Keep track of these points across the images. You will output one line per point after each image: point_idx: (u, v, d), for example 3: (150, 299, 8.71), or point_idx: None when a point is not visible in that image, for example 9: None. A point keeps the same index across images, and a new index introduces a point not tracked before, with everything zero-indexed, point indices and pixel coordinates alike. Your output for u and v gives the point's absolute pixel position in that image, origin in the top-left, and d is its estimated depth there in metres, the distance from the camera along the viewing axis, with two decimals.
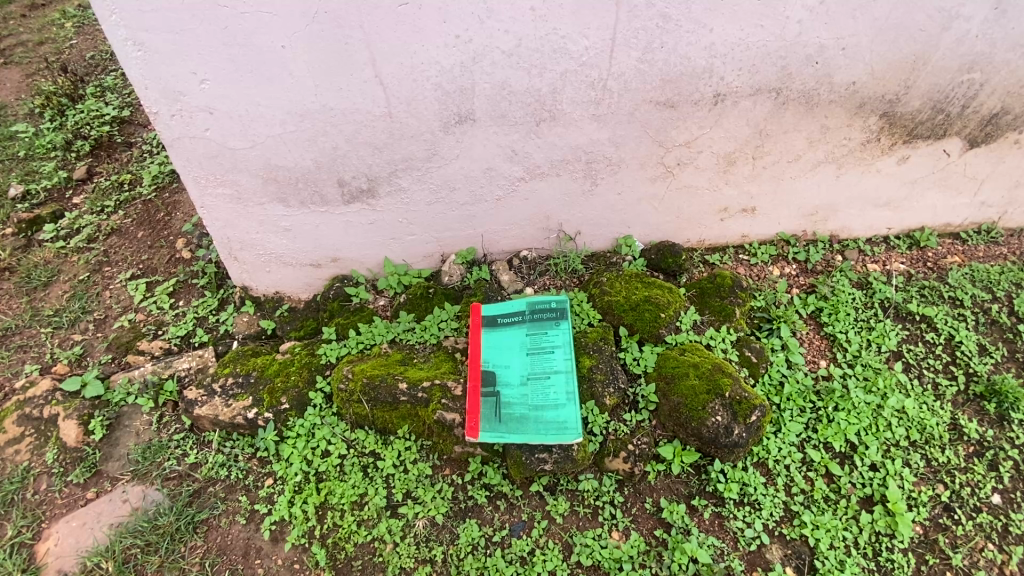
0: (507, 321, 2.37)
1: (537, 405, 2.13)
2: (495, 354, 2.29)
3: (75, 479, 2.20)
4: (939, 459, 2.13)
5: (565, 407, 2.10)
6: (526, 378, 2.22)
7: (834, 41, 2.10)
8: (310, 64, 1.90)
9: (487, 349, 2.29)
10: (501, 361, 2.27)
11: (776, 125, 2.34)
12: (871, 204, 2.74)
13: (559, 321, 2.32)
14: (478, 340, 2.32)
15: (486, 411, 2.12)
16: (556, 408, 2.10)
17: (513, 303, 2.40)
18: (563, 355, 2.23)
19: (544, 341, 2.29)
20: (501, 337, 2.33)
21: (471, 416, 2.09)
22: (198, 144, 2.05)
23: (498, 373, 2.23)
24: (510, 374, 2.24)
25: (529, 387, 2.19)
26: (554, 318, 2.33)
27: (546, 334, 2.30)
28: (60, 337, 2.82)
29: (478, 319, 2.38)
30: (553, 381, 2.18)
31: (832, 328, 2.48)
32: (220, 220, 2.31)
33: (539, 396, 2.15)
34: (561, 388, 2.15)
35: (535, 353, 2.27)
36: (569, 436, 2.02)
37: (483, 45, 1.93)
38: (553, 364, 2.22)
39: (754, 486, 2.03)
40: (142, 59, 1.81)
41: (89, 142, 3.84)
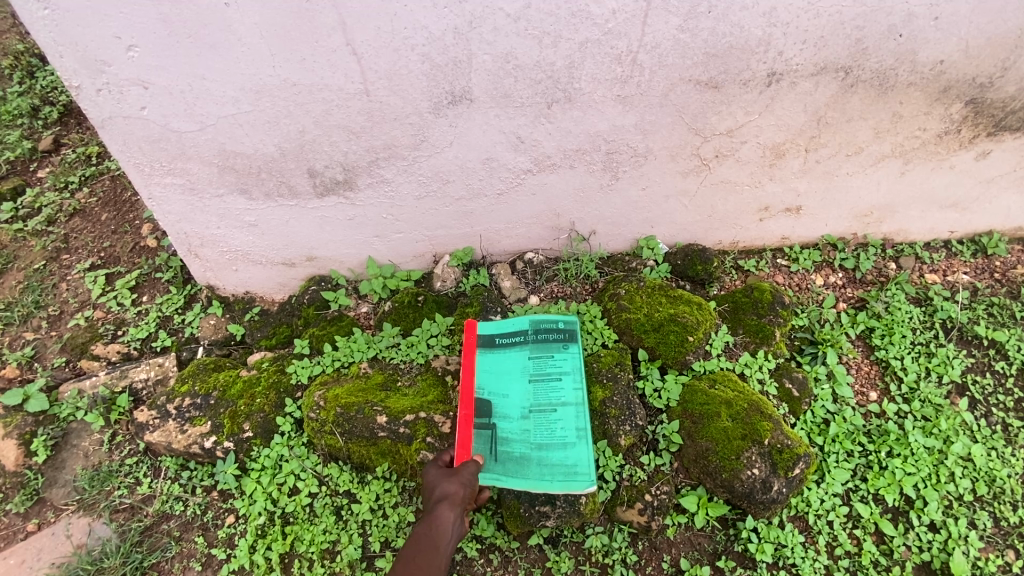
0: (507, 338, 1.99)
1: (541, 443, 1.79)
2: (490, 381, 1.92)
3: (14, 509, 1.96)
4: (1010, 520, 1.80)
5: (574, 447, 1.77)
6: (523, 412, 1.86)
7: (927, 8, 1.67)
8: (262, 27, 1.51)
9: (481, 373, 1.92)
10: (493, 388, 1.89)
11: (839, 112, 1.93)
12: (935, 204, 2.34)
13: (566, 343, 1.96)
14: (473, 361, 1.92)
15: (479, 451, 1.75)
16: (563, 448, 1.78)
17: (515, 320, 2.02)
18: (569, 384, 1.88)
19: (549, 367, 1.92)
20: (500, 358, 1.96)
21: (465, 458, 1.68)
22: (135, 125, 1.68)
23: (494, 403, 1.87)
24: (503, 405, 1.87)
25: (527, 423, 1.84)
26: (560, 339, 1.97)
27: (553, 359, 1.94)
28: (10, 336, 2.54)
29: (474, 337, 1.98)
30: (557, 416, 1.83)
31: (886, 353, 2.13)
32: (173, 213, 1.97)
33: (543, 433, 1.81)
34: (569, 424, 1.82)
35: (539, 380, 1.91)
36: (583, 484, 1.70)
37: (482, 6, 1.53)
38: (559, 395, 1.88)
39: (792, 548, 1.73)
40: (51, 19, 1.44)
41: (57, 108, 3.49)
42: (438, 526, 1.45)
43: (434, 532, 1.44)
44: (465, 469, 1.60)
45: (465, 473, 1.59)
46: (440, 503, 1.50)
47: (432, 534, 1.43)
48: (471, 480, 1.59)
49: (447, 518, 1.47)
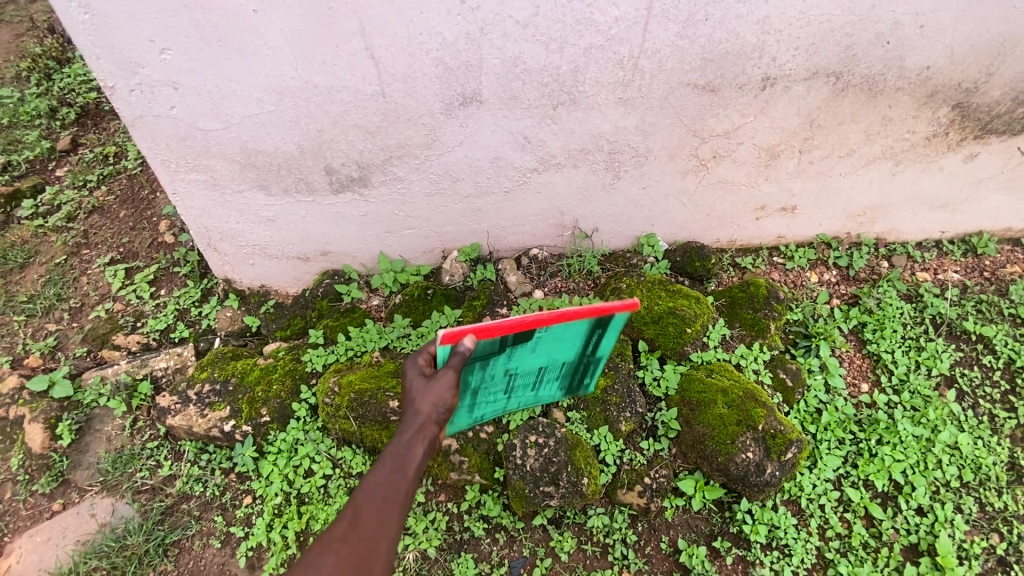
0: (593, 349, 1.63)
1: (477, 396, 1.58)
2: (552, 339, 1.51)
3: (40, 490, 2.05)
4: (995, 505, 1.88)
5: (468, 414, 1.65)
6: (508, 368, 1.54)
7: (912, 17, 1.77)
8: (287, 32, 1.61)
9: (564, 330, 1.47)
10: (548, 346, 1.52)
11: (831, 114, 2.02)
12: (926, 205, 2.43)
13: (565, 382, 1.76)
14: (581, 325, 1.47)
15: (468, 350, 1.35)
16: (469, 411, 1.63)
17: (609, 344, 1.64)
18: (528, 395, 1.74)
19: (544, 381, 1.71)
20: (575, 343, 1.58)
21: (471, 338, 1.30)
22: (164, 124, 1.78)
23: (529, 344, 1.46)
24: (529, 356, 1.53)
25: (497, 376, 1.55)
26: (572, 379, 1.77)
27: (551, 381, 1.72)
28: (33, 327, 2.63)
29: (608, 313, 1.47)
30: (501, 394, 1.65)
31: (877, 347, 2.21)
32: (195, 208, 2.07)
33: (486, 394, 1.61)
34: (491, 407, 1.69)
35: (540, 374, 1.65)
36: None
37: (493, 14, 1.63)
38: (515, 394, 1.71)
39: (784, 529, 1.81)
40: (90, 23, 1.54)
41: (75, 109, 3.60)
42: (407, 451, 1.21)
43: (402, 459, 1.20)
44: (445, 384, 1.30)
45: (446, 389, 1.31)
46: (411, 426, 1.26)
47: (400, 459, 1.20)
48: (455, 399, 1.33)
49: (419, 444, 1.23)
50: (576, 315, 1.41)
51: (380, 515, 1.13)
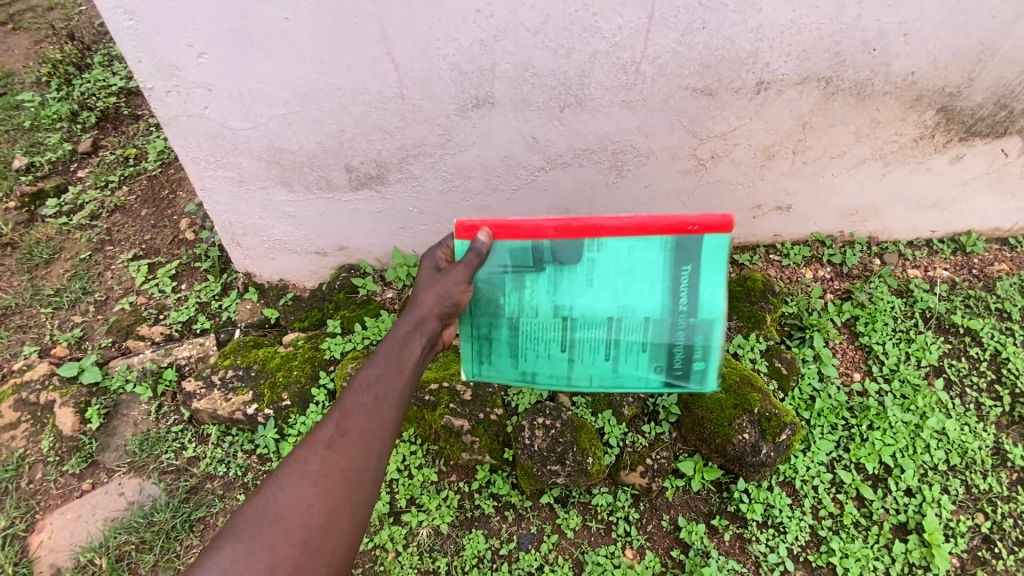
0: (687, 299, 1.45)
1: (523, 333, 1.51)
2: (615, 263, 1.45)
3: (70, 470, 2.15)
4: (980, 487, 1.98)
5: (515, 363, 1.53)
6: (560, 304, 1.48)
7: (896, 25, 1.89)
8: (316, 38, 1.74)
9: (626, 251, 1.43)
10: (609, 274, 1.46)
11: (823, 117, 2.14)
12: (915, 205, 2.52)
13: (660, 361, 1.48)
14: (647, 243, 1.42)
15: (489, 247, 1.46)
16: (517, 356, 1.53)
17: (706, 292, 1.43)
18: (604, 367, 1.50)
19: (624, 346, 1.49)
20: (654, 279, 1.45)
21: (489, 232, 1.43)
22: (196, 123, 1.91)
23: (577, 263, 1.45)
24: (587, 286, 1.46)
25: (544, 310, 1.49)
26: (669, 360, 1.48)
27: (636, 348, 1.48)
28: (60, 319, 2.74)
29: (685, 230, 1.39)
30: (560, 349, 1.51)
31: (869, 338, 2.32)
32: (221, 204, 2.19)
33: (537, 337, 1.50)
34: (550, 369, 1.52)
35: (612, 327, 1.48)
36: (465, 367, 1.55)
37: (506, 22, 1.76)
38: (587, 358, 1.50)
39: (780, 508, 1.91)
40: (134, 29, 1.67)
41: (94, 113, 3.70)
42: (404, 350, 1.26)
43: (399, 359, 1.24)
44: (452, 286, 1.38)
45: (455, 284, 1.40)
46: (410, 328, 1.30)
47: (398, 357, 1.25)
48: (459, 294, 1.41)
49: (415, 344, 1.29)
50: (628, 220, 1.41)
51: (371, 416, 1.14)
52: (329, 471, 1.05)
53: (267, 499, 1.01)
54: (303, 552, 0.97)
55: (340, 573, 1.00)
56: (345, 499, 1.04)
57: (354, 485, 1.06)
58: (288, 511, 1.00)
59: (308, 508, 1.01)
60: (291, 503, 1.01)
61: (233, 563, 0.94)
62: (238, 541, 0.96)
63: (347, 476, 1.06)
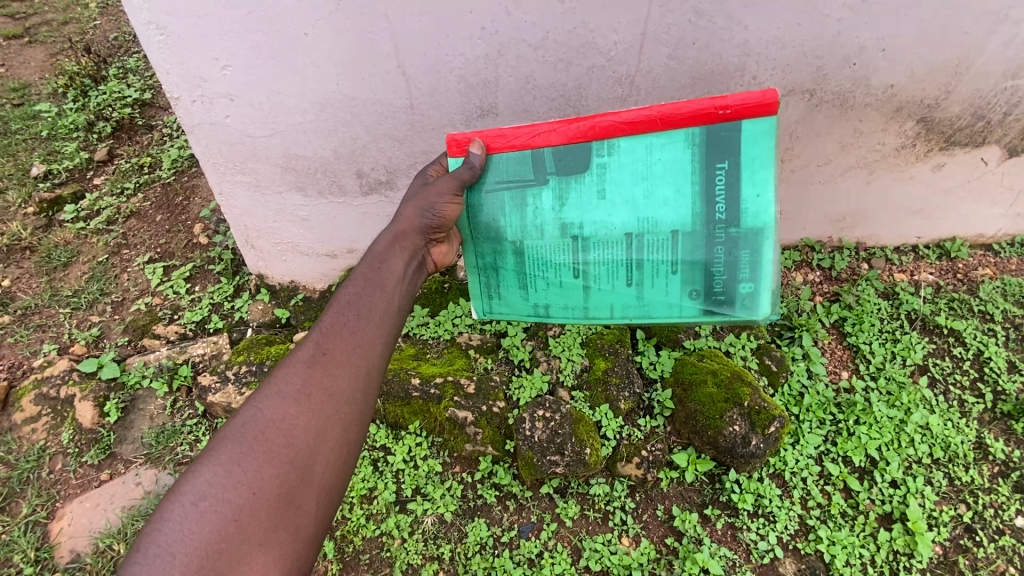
0: (719, 209, 1.52)
1: (539, 255, 1.68)
2: (633, 169, 1.55)
3: (89, 461, 2.27)
4: (962, 479, 2.06)
5: (534, 288, 1.73)
6: (572, 223, 1.62)
7: (875, 41, 2.00)
8: (332, 53, 1.88)
9: (647, 155, 1.52)
10: (624, 185, 1.57)
11: (808, 127, 2.25)
12: (900, 211, 2.57)
13: (689, 278, 1.60)
14: (667, 143, 1.50)
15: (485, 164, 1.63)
16: (536, 280, 1.72)
17: (744, 191, 1.49)
18: (627, 293, 1.66)
19: (654, 264, 1.61)
20: (682, 183, 1.53)
21: (481, 144, 1.59)
22: (218, 130, 2.07)
23: (587, 172, 1.57)
24: (599, 203, 1.59)
25: (555, 227, 1.63)
26: (700, 278, 1.60)
27: (664, 265, 1.60)
28: (77, 319, 2.84)
29: (713, 121, 1.45)
30: (572, 276, 1.68)
31: (856, 338, 2.41)
32: (238, 207, 2.33)
33: (554, 259, 1.67)
34: (564, 295, 1.71)
35: (632, 243, 1.60)
36: (476, 306, 1.82)
37: (509, 38, 1.88)
38: (608, 280, 1.66)
39: (769, 499, 2.00)
40: (165, 43, 1.84)
41: (110, 124, 3.81)
42: (385, 271, 1.43)
43: (379, 279, 1.40)
44: (430, 203, 1.55)
45: (436, 195, 1.55)
46: (388, 253, 1.47)
47: (380, 276, 1.41)
48: (436, 209, 1.55)
49: (393, 261, 1.46)
50: (643, 123, 1.50)
51: (354, 335, 1.29)
52: (313, 386, 1.19)
53: (253, 417, 1.15)
54: (288, 465, 1.11)
55: (327, 482, 1.14)
56: (329, 409, 1.18)
57: (335, 401, 1.19)
58: (274, 423, 1.14)
59: (290, 423, 1.15)
60: (275, 419, 1.15)
61: (225, 472, 1.08)
62: (225, 456, 1.10)
63: (327, 393, 1.20)
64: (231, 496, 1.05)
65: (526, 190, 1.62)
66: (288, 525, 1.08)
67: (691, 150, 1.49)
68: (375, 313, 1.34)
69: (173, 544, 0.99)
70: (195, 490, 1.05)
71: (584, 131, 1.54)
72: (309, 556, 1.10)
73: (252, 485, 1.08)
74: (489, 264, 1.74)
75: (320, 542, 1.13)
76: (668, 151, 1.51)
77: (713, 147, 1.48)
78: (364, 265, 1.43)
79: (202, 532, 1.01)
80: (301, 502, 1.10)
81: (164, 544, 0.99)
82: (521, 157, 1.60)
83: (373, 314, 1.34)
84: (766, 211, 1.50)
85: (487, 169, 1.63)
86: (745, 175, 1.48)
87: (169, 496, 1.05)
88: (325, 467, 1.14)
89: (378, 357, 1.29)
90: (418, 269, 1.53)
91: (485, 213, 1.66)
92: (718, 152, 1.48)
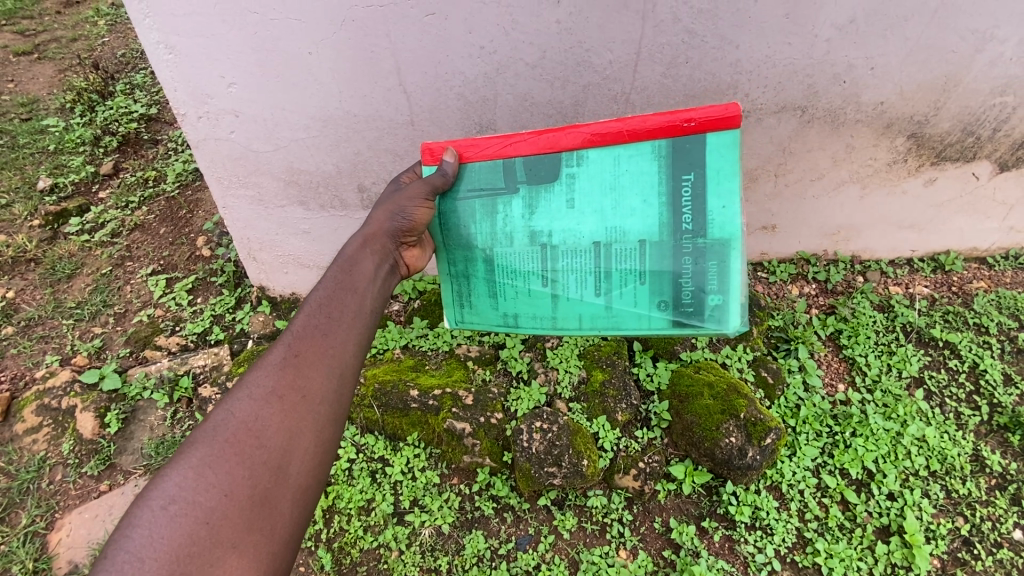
0: (686, 219, 1.57)
1: (509, 263, 1.70)
2: (602, 178, 1.60)
3: (89, 471, 2.28)
4: (960, 491, 2.07)
5: (503, 297, 1.75)
6: (542, 231, 1.65)
7: (864, 60, 2.05)
8: (335, 71, 1.93)
9: (616, 166, 1.58)
10: (593, 195, 1.61)
11: (801, 143, 2.30)
12: (894, 225, 2.61)
13: (657, 290, 1.63)
14: (636, 155, 1.56)
15: (458, 172, 1.68)
16: (505, 289, 1.74)
17: (710, 204, 1.54)
18: (597, 302, 1.68)
19: (623, 274, 1.64)
20: (649, 194, 1.58)
21: (454, 152, 1.65)
22: (222, 146, 2.12)
23: (556, 182, 1.63)
24: (568, 212, 1.63)
25: (525, 235, 1.67)
26: (667, 289, 1.63)
27: (632, 275, 1.63)
28: (80, 330, 2.87)
29: (680, 134, 1.51)
30: (541, 285, 1.70)
31: (852, 351, 2.42)
32: (241, 220, 2.38)
33: (524, 267, 1.70)
34: (532, 304, 1.73)
35: (601, 251, 1.64)
36: (448, 314, 1.83)
37: (507, 57, 1.93)
38: (576, 289, 1.68)
39: (766, 511, 2.00)
40: (172, 61, 1.89)
41: (116, 138, 3.87)
42: (358, 274, 1.45)
43: (351, 282, 1.43)
44: (402, 207, 1.57)
45: (406, 199, 1.58)
46: (361, 256, 1.49)
47: (352, 279, 1.44)
48: (407, 213, 1.58)
49: (365, 264, 1.49)
50: (610, 136, 1.56)
51: (327, 338, 1.31)
52: (287, 388, 1.21)
53: (224, 420, 1.15)
54: (262, 467, 1.11)
55: (301, 482, 1.15)
56: (302, 410, 1.20)
57: (308, 403, 1.21)
58: (247, 425, 1.15)
59: (263, 424, 1.15)
60: (248, 421, 1.15)
61: (197, 475, 1.07)
62: (194, 460, 1.09)
63: (301, 395, 1.21)
64: (203, 499, 1.05)
65: (497, 198, 1.66)
66: (262, 526, 1.07)
67: (657, 162, 1.55)
68: (346, 316, 1.36)
69: (140, 549, 0.97)
70: (164, 495, 1.04)
71: (554, 142, 1.60)
72: (285, 558, 1.09)
73: (224, 487, 1.07)
74: (461, 272, 1.76)
75: (296, 544, 1.13)
76: (636, 163, 1.56)
77: (679, 160, 1.54)
78: (335, 269, 1.45)
79: (172, 537, 1.00)
80: (275, 504, 1.10)
81: (130, 550, 0.97)
82: (493, 166, 1.65)
83: (345, 317, 1.36)
84: (732, 222, 1.54)
85: (459, 177, 1.68)
86: (711, 187, 1.53)
87: (135, 502, 1.03)
88: (300, 468, 1.15)
89: (350, 358, 1.32)
90: (390, 272, 1.56)
91: (457, 220, 1.70)
92: (684, 165, 1.54)
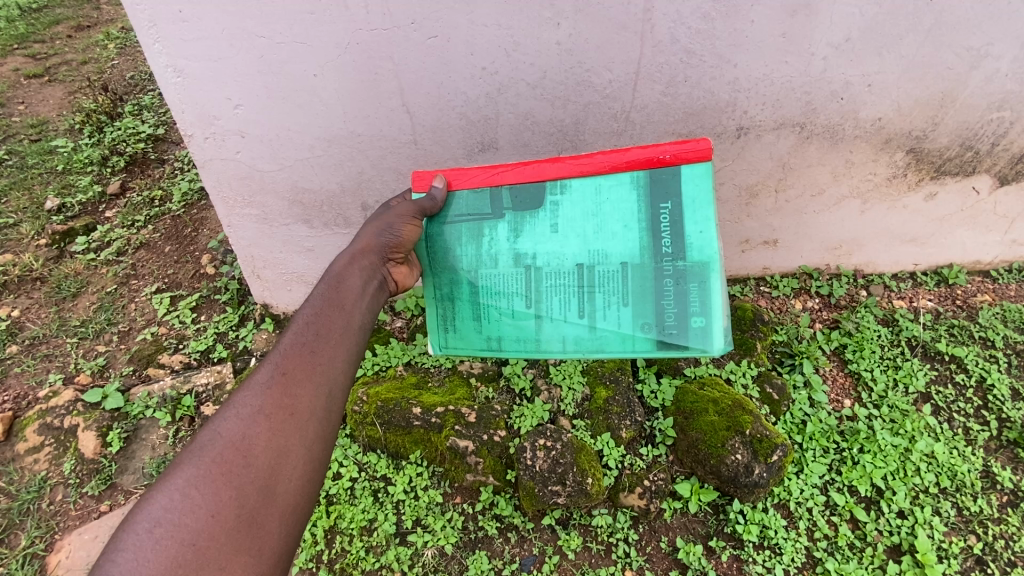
0: (665, 244, 1.58)
1: (493, 285, 1.69)
2: (584, 205, 1.64)
3: (90, 491, 2.27)
4: (971, 508, 2.03)
5: (486, 318, 1.72)
6: (526, 254, 1.66)
7: (860, 78, 2.07)
8: (339, 92, 1.97)
9: (596, 194, 1.64)
10: (576, 221, 1.64)
11: (800, 159, 2.31)
12: (896, 239, 2.61)
13: (639, 312, 1.62)
14: (614, 185, 1.62)
15: (446, 199, 1.72)
16: (489, 310, 1.71)
17: (687, 230, 1.57)
18: (581, 323, 1.65)
19: (606, 296, 1.64)
20: (628, 219, 1.61)
21: (443, 179, 1.72)
22: (229, 166, 2.15)
23: (540, 208, 1.66)
24: (552, 236, 1.65)
25: (510, 258, 1.67)
26: (650, 311, 1.62)
27: (614, 297, 1.63)
28: (84, 348, 2.87)
29: (656, 165, 1.58)
30: (524, 306, 1.68)
31: (857, 366, 2.40)
32: (245, 239, 2.40)
33: (508, 289, 1.69)
34: (516, 326, 1.69)
35: (583, 273, 1.64)
36: (433, 339, 1.79)
37: (508, 77, 1.97)
38: (559, 310, 1.66)
39: (775, 530, 1.97)
40: (181, 84, 1.93)
41: (124, 158, 3.92)
42: (345, 291, 1.46)
43: (339, 299, 1.44)
44: (390, 226, 1.60)
45: (395, 217, 1.61)
46: (348, 273, 1.50)
47: (339, 296, 1.45)
48: (394, 230, 1.60)
49: (353, 280, 1.50)
50: (591, 167, 1.63)
51: (314, 355, 1.31)
52: (274, 406, 1.21)
53: (211, 439, 1.14)
54: (250, 486, 1.11)
55: (288, 500, 1.14)
56: (288, 427, 1.20)
57: (296, 420, 1.21)
58: (234, 445, 1.14)
59: (250, 442, 1.15)
60: (236, 439, 1.15)
61: (182, 496, 1.06)
62: (181, 481, 1.08)
63: (288, 412, 1.22)
64: (190, 520, 1.04)
65: (482, 222, 1.69)
66: (250, 547, 1.07)
67: (636, 192, 1.60)
68: (333, 333, 1.37)
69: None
70: (150, 517, 1.03)
71: (540, 172, 1.66)
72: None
73: (211, 508, 1.06)
74: (446, 295, 1.74)
75: (284, 563, 1.12)
76: (616, 192, 1.62)
77: (656, 190, 1.59)
78: (322, 286, 1.46)
79: (158, 560, 0.98)
80: (264, 523, 1.10)
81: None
82: (481, 193, 1.70)
83: (332, 334, 1.37)
84: (710, 246, 1.56)
85: (447, 204, 1.72)
86: (687, 214, 1.56)
87: (120, 526, 1.02)
88: (288, 486, 1.15)
89: (338, 374, 1.33)
90: (378, 288, 1.57)
91: (443, 244, 1.71)
92: (661, 194, 1.59)
